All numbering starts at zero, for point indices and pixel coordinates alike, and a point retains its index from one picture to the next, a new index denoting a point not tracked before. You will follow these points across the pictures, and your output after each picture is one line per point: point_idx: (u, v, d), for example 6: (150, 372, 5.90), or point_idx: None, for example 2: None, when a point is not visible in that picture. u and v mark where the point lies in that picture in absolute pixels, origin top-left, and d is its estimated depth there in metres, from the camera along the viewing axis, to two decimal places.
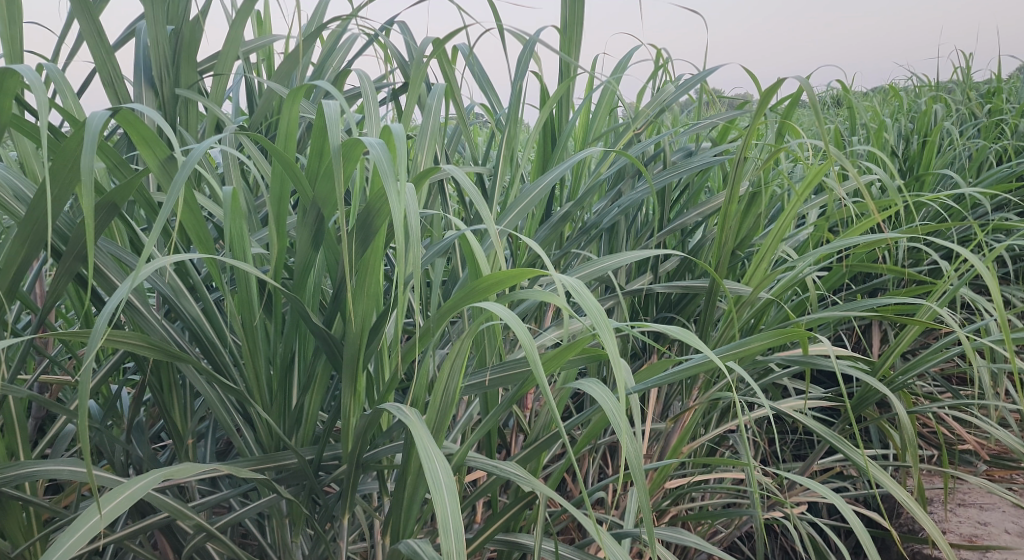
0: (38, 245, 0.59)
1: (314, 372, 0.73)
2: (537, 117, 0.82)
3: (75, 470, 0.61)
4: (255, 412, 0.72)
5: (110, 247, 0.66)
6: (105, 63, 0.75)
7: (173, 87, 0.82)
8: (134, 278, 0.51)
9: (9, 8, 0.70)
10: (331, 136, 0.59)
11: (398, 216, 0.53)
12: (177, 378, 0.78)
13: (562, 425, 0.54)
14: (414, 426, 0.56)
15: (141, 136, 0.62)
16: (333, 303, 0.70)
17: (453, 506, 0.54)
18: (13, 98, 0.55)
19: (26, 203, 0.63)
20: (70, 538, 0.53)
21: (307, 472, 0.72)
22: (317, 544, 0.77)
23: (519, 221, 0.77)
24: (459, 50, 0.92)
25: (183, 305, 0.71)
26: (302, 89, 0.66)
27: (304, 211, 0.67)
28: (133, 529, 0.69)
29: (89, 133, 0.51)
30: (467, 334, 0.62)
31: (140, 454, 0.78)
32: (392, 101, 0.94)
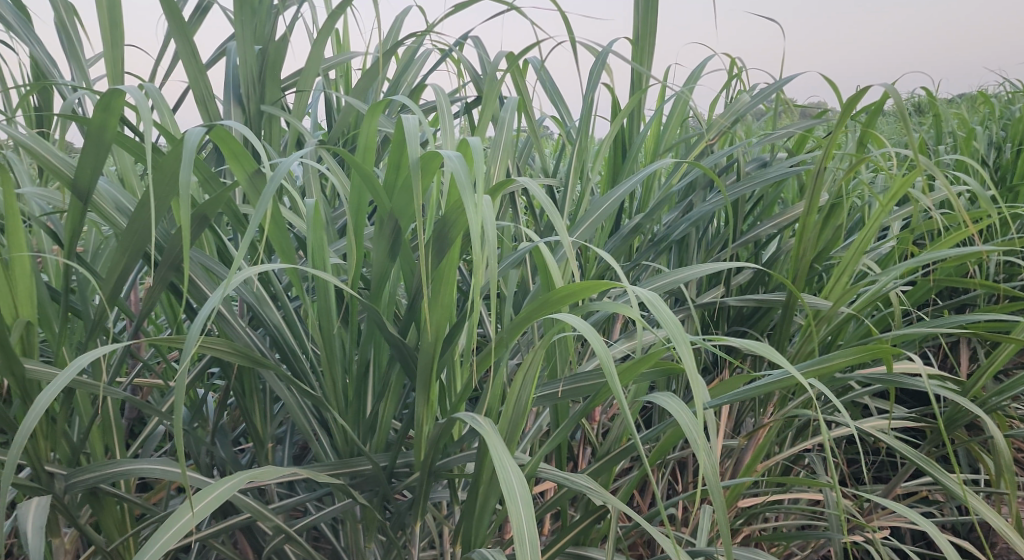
0: (136, 254, 0.62)
1: (388, 380, 0.74)
2: (609, 129, 0.82)
3: (166, 469, 0.64)
4: (332, 418, 0.74)
5: (200, 257, 0.70)
6: (197, 80, 0.79)
7: (259, 104, 0.86)
8: (226, 286, 0.53)
9: (112, 32, 0.74)
10: (411, 149, 0.60)
11: (475, 227, 0.55)
12: (258, 384, 0.81)
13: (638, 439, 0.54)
14: (489, 436, 0.57)
15: (231, 150, 0.65)
16: (409, 313, 0.72)
17: (528, 516, 0.54)
18: (118, 118, 0.58)
19: (127, 215, 0.67)
20: (165, 534, 0.55)
21: (381, 478, 0.74)
22: (389, 550, 0.79)
23: (590, 233, 0.78)
24: (531, 63, 0.94)
25: (265, 313, 0.75)
26: (381, 103, 0.69)
27: (381, 222, 0.69)
28: (216, 528, 0.72)
29: (186, 148, 0.54)
30: (540, 345, 0.63)
31: (223, 455, 0.82)
32: (466, 114, 0.96)
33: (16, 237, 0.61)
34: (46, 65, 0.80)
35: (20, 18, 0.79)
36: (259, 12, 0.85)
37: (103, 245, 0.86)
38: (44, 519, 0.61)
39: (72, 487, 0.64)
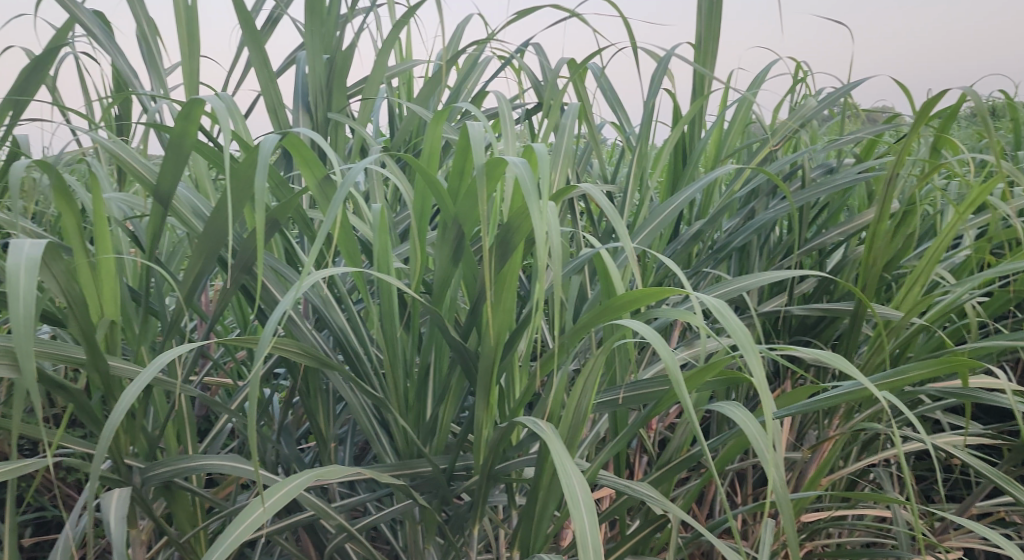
0: (212, 257, 0.65)
1: (449, 384, 0.75)
2: (670, 136, 0.82)
3: (235, 465, 0.66)
4: (394, 419, 0.75)
5: (271, 262, 0.73)
6: (268, 88, 0.82)
7: (326, 111, 0.88)
8: (298, 289, 0.55)
9: (189, 44, 0.79)
10: (477, 155, 0.61)
11: (540, 232, 0.55)
12: (322, 384, 0.83)
13: (705, 447, 0.54)
14: (551, 440, 0.57)
15: (303, 157, 0.67)
16: (471, 318, 0.73)
17: (591, 520, 0.55)
18: (198, 126, 0.61)
19: (203, 220, 0.70)
20: (237, 528, 0.57)
21: (441, 480, 0.74)
22: (448, 552, 0.80)
23: (652, 240, 0.77)
24: (592, 70, 0.94)
25: (331, 315, 0.76)
26: (446, 110, 0.70)
27: (445, 227, 0.70)
28: (282, 525, 0.74)
29: (262, 155, 0.56)
30: (602, 351, 0.63)
31: (288, 453, 0.84)
32: (527, 121, 0.96)
33: (102, 241, 0.65)
34: (127, 75, 0.83)
35: (103, 29, 0.83)
36: (328, 22, 0.87)
37: (177, 247, 0.90)
38: (124, 512, 0.64)
39: (149, 481, 0.67)
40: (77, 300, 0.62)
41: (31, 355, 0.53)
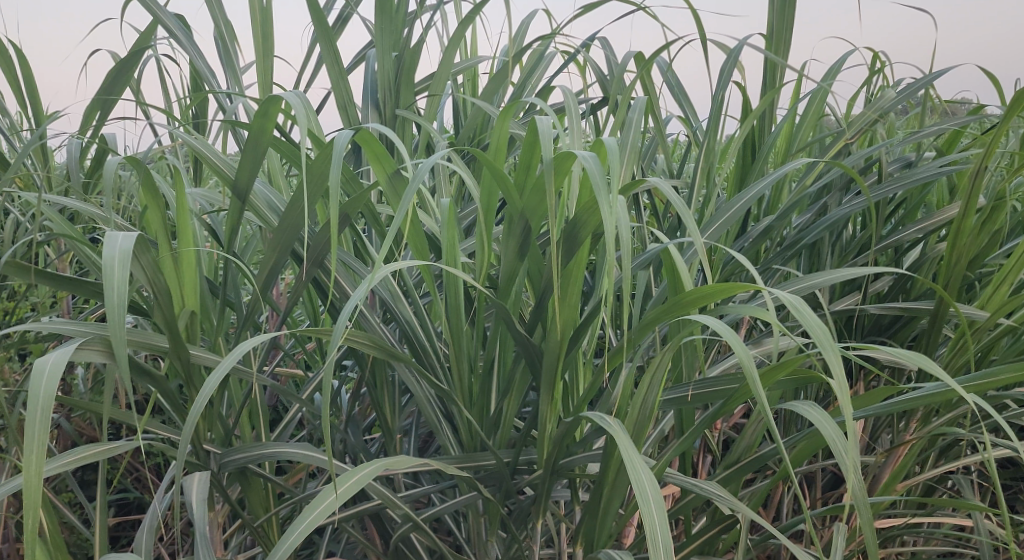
0: (286, 248, 0.68)
1: (513, 378, 0.75)
2: (741, 130, 0.80)
3: (307, 453, 0.68)
4: (458, 411, 0.76)
5: (344, 258, 0.76)
6: (338, 85, 0.84)
7: (394, 107, 0.90)
8: (371, 279, 0.56)
9: (264, 43, 0.81)
10: (545, 149, 0.61)
11: (609, 226, 0.55)
12: (388, 376, 0.84)
13: (780, 446, 0.54)
14: (619, 436, 0.57)
15: (375, 153, 0.69)
16: (536, 312, 0.73)
17: (661, 517, 0.54)
18: (274, 122, 0.63)
19: (278, 214, 0.73)
20: (311, 514, 0.60)
21: (505, 474, 0.75)
22: (511, 546, 0.80)
23: (721, 234, 0.76)
24: (659, 64, 0.93)
25: (399, 308, 0.77)
26: (514, 104, 0.70)
27: (512, 221, 0.70)
28: (350, 512, 0.75)
29: (337, 150, 0.59)
30: (670, 347, 0.62)
31: (355, 444, 0.85)
32: (593, 115, 0.96)
33: (185, 234, 0.67)
34: (205, 74, 0.86)
35: (182, 28, 0.86)
36: (396, 19, 0.88)
37: (251, 241, 0.92)
38: (205, 493, 0.66)
39: (226, 465, 0.69)
40: (163, 290, 0.64)
41: (124, 342, 0.55)
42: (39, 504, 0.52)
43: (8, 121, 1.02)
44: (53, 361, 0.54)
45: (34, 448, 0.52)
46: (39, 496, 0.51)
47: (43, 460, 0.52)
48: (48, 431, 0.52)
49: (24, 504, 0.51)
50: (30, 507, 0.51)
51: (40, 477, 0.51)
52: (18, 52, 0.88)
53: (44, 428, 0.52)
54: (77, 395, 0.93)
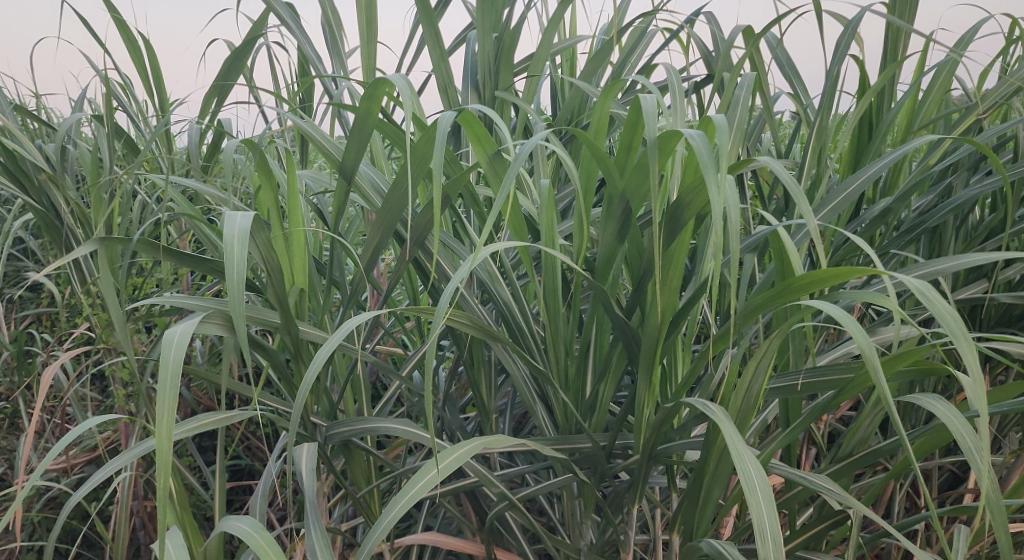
0: (390, 227, 0.70)
1: (610, 360, 0.74)
2: (857, 106, 0.76)
3: (408, 429, 0.69)
4: (553, 393, 0.75)
5: (445, 238, 0.78)
6: (440, 68, 0.86)
7: (493, 89, 0.90)
8: (473, 260, 0.58)
9: (369, 28, 0.83)
10: (648, 128, 0.60)
11: (717, 206, 0.53)
12: (485, 356, 0.84)
13: (903, 440, 0.51)
14: (723, 423, 0.56)
15: (476, 133, 0.70)
16: (635, 295, 0.72)
17: (769, 508, 0.53)
18: (379, 104, 0.66)
19: (382, 195, 0.76)
20: (414, 487, 0.61)
21: (600, 457, 0.74)
22: (605, 530, 0.79)
23: (834, 216, 0.73)
24: (768, 39, 0.89)
25: (497, 289, 0.77)
26: (616, 82, 0.69)
27: (612, 201, 0.69)
28: (447, 489, 0.77)
29: (440, 134, 0.61)
30: (778, 334, 0.60)
31: (452, 422, 0.86)
32: (696, 94, 0.93)
33: (295, 215, 0.70)
34: (313, 59, 0.89)
35: (292, 14, 0.88)
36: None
37: (355, 222, 0.95)
38: (313, 464, 0.69)
39: (332, 438, 0.72)
40: (275, 267, 0.67)
41: (243, 315, 0.57)
42: (169, 467, 0.54)
43: (136, 107, 1.07)
44: (181, 333, 0.57)
45: (166, 413, 0.54)
46: (168, 460, 0.54)
47: (173, 425, 0.54)
48: (176, 399, 0.55)
49: (156, 466, 0.54)
50: (162, 470, 0.53)
51: (170, 441, 0.54)
52: (145, 42, 0.93)
53: (173, 395, 0.55)
54: (196, 366, 0.98)
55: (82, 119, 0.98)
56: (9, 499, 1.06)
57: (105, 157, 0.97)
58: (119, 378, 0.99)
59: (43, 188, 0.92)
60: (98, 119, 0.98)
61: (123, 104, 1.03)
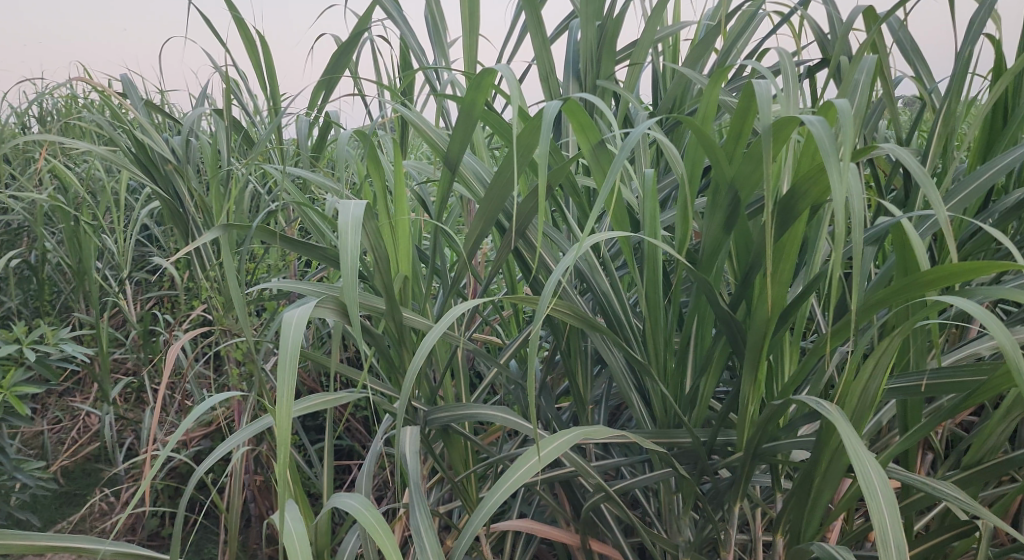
0: (492, 216, 0.71)
1: (712, 355, 0.72)
2: (992, 91, 0.71)
3: (502, 416, 0.71)
4: (652, 386, 0.74)
5: (546, 228, 0.78)
6: (543, 57, 0.86)
7: (595, 78, 0.89)
8: (578, 250, 0.60)
9: (472, 20, 0.85)
10: (763, 115, 0.58)
11: (838, 196, 0.51)
12: (582, 346, 0.83)
13: None
14: (840, 423, 0.54)
15: (579, 122, 0.70)
16: (742, 289, 0.69)
17: (891, 512, 0.52)
18: (485, 94, 0.67)
19: (484, 185, 0.76)
20: (516, 472, 0.64)
21: (701, 453, 0.73)
22: (704, 527, 0.78)
23: (964, 206, 0.68)
24: (889, 21, 0.85)
25: (596, 280, 0.76)
26: (727, 68, 0.67)
27: (720, 191, 0.67)
28: (543, 478, 0.76)
29: (547, 123, 0.61)
30: (901, 331, 0.57)
31: (548, 412, 0.86)
32: (809, 80, 0.89)
33: (400, 203, 0.71)
34: (416, 50, 0.91)
35: (398, 6, 0.90)
36: None
37: (457, 211, 0.96)
38: (415, 448, 0.70)
39: (431, 423, 0.73)
40: (382, 255, 0.68)
41: (356, 302, 0.58)
42: (286, 445, 0.56)
43: (251, 101, 1.11)
44: (298, 317, 0.59)
45: (285, 396, 0.56)
46: (286, 440, 0.56)
47: (292, 407, 0.56)
48: (295, 384, 0.56)
49: (275, 447, 0.56)
50: (280, 452, 0.55)
51: (289, 423, 0.56)
52: (261, 40, 0.96)
53: (292, 380, 0.56)
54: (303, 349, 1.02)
55: (203, 113, 1.03)
56: (135, 468, 1.12)
57: (223, 149, 1.01)
58: (233, 358, 1.03)
59: (169, 178, 0.98)
60: (217, 114, 1.03)
61: (239, 98, 1.07)
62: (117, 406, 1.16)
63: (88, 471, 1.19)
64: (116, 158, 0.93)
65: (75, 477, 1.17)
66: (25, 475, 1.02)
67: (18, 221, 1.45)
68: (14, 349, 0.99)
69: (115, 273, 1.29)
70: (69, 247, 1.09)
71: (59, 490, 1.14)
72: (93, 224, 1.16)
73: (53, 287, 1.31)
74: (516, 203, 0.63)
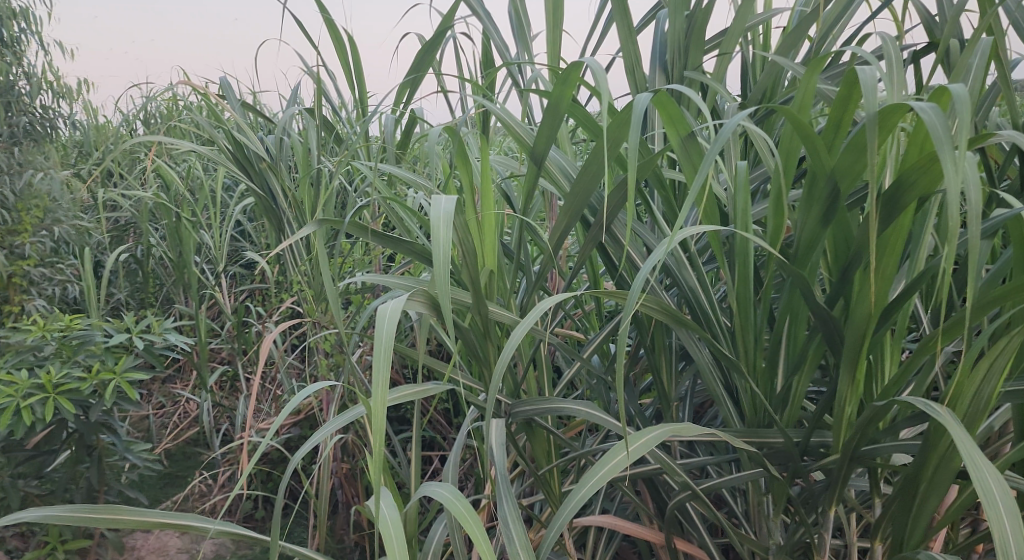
0: (577, 211, 0.70)
1: (805, 354, 0.69)
2: None
3: (589, 410, 0.71)
4: (742, 385, 0.72)
5: (631, 223, 0.76)
6: (629, 50, 0.84)
7: (682, 69, 0.87)
8: (670, 244, 0.60)
9: (556, 14, 0.84)
10: (869, 103, 0.56)
11: (954, 189, 0.49)
12: (667, 342, 0.82)
13: None
14: (953, 427, 0.52)
15: (668, 114, 0.69)
16: (840, 285, 0.67)
17: (1013, 522, 0.50)
18: (572, 87, 0.66)
19: (570, 179, 0.75)
20: (605, 467, 0.64)
21: (794, 454, 0.70)
22: (796, 531, 0.75)
23: None
24: (1004, 2, 0.80)
25: (683, 275, 0.74)
26: (826, 54, 0.64)
27: (818, 183, 0.65)
28: (628, 475, 0.75)
29: (638, 115, 0.61)
30: (1020, 330, 0.54)
31: (632, 409, 0.85)
32: (914, 66, 0.85)
33: (486, 198, 0.71)
34: (501, 46, 0.91)
35: (483, 3, 0.90)
36: None
37: (542, 206, 0.95)
38: (502, 440, 0.70)
39: (515, 416, 0.73)
40: (469, 250, 0.69)
41: (447, 295, 0.59)
42: (380, 433, 0.57)
43: (339, 99, 1.14)
44: (391, 310, 0.60)
45: (380, 384, 0.56)
46: (382, 428, 0.56)
47: (387, 396, 0.57)
48: (390, 372, 0.57)
49: (369, 434, 0.57)
50: (375, 440, 0.56)
51: (384, 412, 0.56)
52: (351, 40, 0.98)
53: (387, 368, 0.57)
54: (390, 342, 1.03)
55: (296, 112, 1.06)
56: (231, 452, 1.16)
57: (313, 146, 1.04)
58: (323, 350, 1.06)
59: (263, 175, 1.00)
60: (309, 112, 1.05)
61: (328, 97, 1.09)
62: (215, 393, 1.21)
63: (189, 454, 1.24)
64: (215, 157, 0.96)
65: (177, 459, 1.23)
66: (135, 455, 1.07)
67: (126, 218, 1.53)
68: (124, 337, 1.04)
69: (212, 267, 1.34)
70: (172, 241, 1.13)
71: (164, 471, 1.19)
72: (193, 220, 1.20)
73: (156, 280, 1.37)
74: (606, 197, 0.62)
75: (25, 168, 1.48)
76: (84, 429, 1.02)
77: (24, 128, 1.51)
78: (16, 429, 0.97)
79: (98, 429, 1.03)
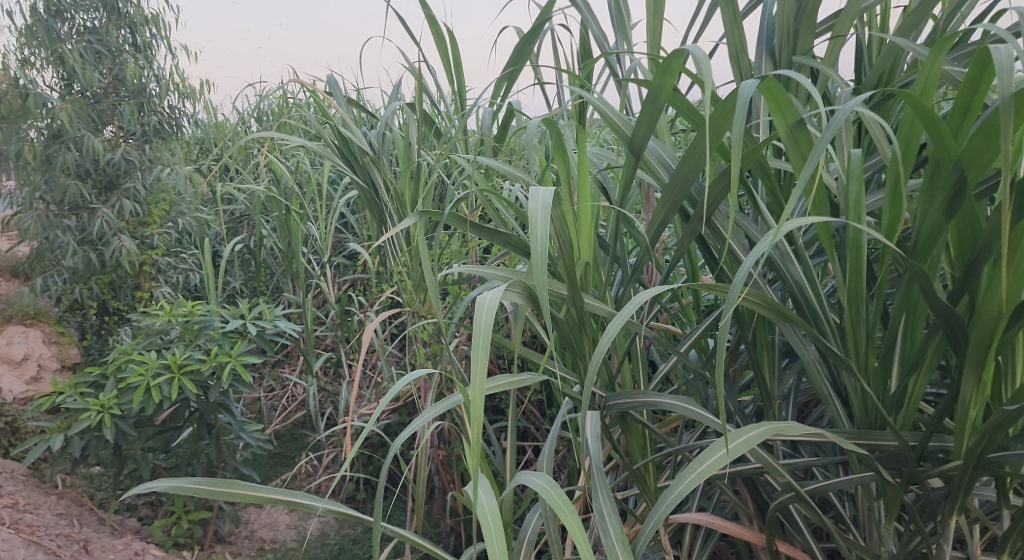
0: (679, 202, 0.68)
1: (923, 354, 0.65)
2: None
3: (687, 405, 0.69)
4: (853, 386, 0.68)
5: (734, 214, 0.74)
6: (735, 35, 0.81)
7: (791, 54, 0.83)
8: (775, 235, 0.57)
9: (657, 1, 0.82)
10: (1002, 86, 0.52)
11: None
12: (770, 338, 0.78)
13: None
14: None
15: (776, 100, 0.66)
16: (963, 281, 0.62)
17: None
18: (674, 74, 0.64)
19: (669, 169, 0.73)
20: (702, 465, 0.62)
21: (909, 458, 0.66)
22: (911, 540, 0.71)
23: None
24: None
25: (788, 269, 0.70)
26: (954, 34, 0.60)
27: (940, 173, 0.60)
28: (727, 473, 0.72)
29: (744, 103, 0.58)
30: None
31: (732, 406, 0.82)
32: None
33: (583, 189, 0.69)
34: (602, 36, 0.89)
35: None
36: None
37: (643, 197, 0.93)
38: (597, 433, 0.69)
39: (611, 409, 0.71)
40: (567, 241, 0.68)
41: (546, 286, 0.58)
42: (479, 422, 0.57)
43: (439, 92, 1.14)
44: (490, 301, 0.59)
45: (478, 373, 0.56)
46: (480, 417, 0.56)
47: (484, 385, 0.56)
48: (488, 361, 0.57)
49: (468, 423, 0.56)
50: (473, 429, 0.56)
51: (482, 401, 0.56)
52: (452, 33, 0.98)
53: (485, 357, 0.57)
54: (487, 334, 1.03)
55: (399, 106, 1.07)
56: (335, 436, 1.20)
57: (415, 140, 1.05)
58: (422, 340, 1.07)
59: (367, 168, 1.02)
60: (411, 106, 1.06)
61: (428, 90, 1.10)
62: (320, 379, 1.24)
63: (297, 435, 1.28)
64: (323, 151, 0.99)
65: (286, 441, 1.27)
66: (248, 436, 1.11)
67: (241, 209, 1.60)
68: (239, 323, 1.08)
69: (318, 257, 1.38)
70: (282, 232, 1.17)
71: (274, 451, 1.24)
72: (302, 212, 1.24)
73: (268, 269, 1.42)
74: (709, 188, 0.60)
75: (155, 163, 1.57)
76: (204, 409, 1.07)
77: (153, 126, 1.59)
78: (146, 406, 1.03)
79: (217, 410, 1.08)
